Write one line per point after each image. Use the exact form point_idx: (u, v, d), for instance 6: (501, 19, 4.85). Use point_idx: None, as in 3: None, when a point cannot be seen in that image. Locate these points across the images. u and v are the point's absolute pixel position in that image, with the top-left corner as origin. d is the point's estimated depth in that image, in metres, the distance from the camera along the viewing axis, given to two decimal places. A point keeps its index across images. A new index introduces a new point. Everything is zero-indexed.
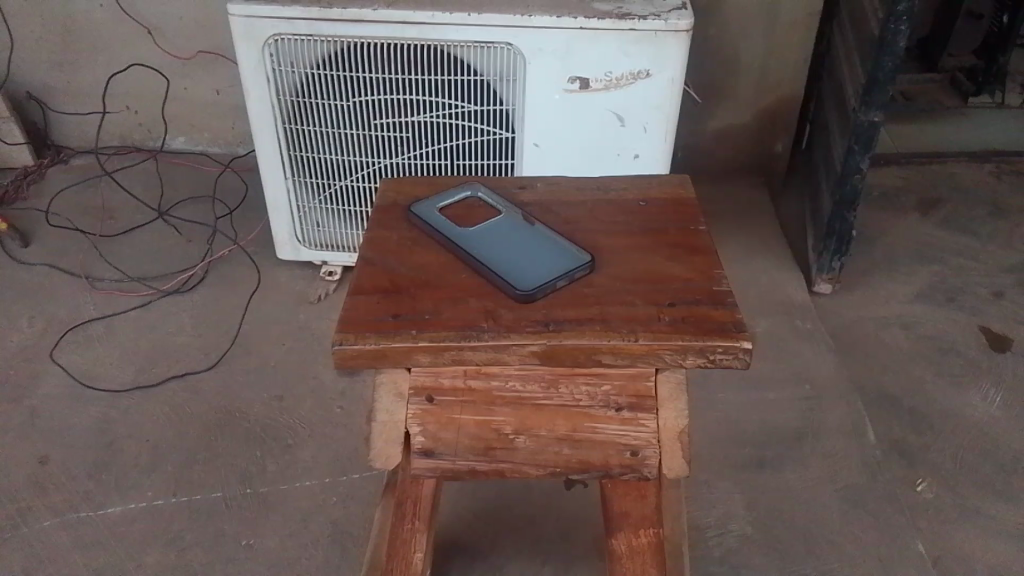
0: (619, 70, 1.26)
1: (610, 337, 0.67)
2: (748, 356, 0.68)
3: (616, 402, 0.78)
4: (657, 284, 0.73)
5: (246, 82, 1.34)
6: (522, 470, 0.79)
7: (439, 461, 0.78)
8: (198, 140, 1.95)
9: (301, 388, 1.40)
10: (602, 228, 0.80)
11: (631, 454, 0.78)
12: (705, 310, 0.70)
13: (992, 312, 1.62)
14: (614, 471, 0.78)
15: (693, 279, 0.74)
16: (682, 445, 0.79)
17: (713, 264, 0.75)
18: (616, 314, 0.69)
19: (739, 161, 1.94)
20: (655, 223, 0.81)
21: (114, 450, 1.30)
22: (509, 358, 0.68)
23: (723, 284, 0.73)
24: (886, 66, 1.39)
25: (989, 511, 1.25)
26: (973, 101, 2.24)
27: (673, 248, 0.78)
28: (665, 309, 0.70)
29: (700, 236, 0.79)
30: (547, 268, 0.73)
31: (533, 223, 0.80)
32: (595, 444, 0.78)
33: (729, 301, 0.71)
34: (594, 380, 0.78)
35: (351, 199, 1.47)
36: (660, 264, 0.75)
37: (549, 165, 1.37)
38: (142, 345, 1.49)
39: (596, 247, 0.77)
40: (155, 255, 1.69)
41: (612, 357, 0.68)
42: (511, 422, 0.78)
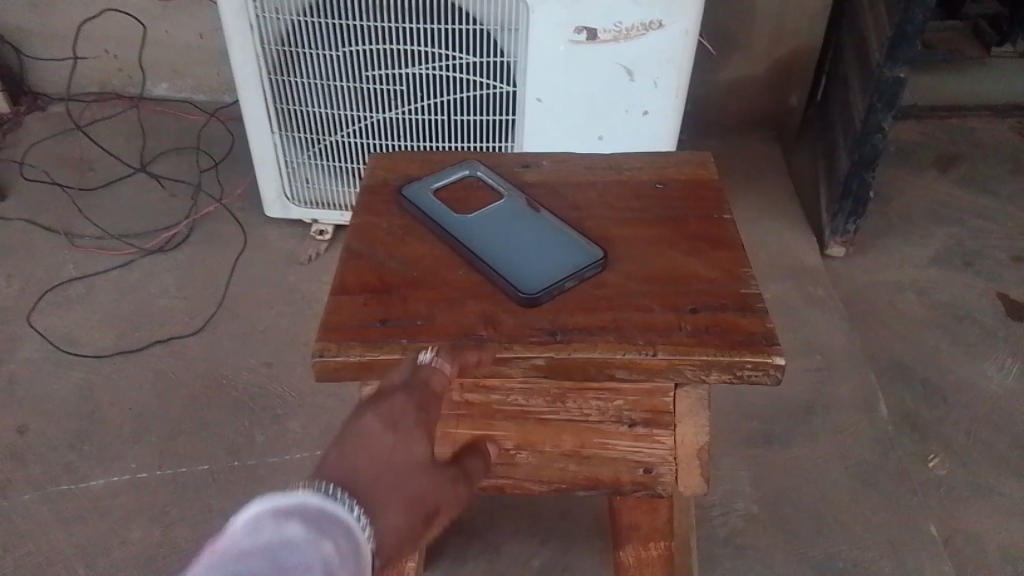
0: (630, 20, 1.16)
1: (625, 350, 0.62)
2: (779, 372, 0.63)
3: (629, 418, 0.77)
4: (677, 284, 0.68)
5: (228, 29, 1.24)
6: (523, 486, 0.79)
7: None
8: (181, 87, 1.86)
9: (289, 354, 1.34)
10: (616, 215, 0.76)
11: (644, 472, 0.77)
12: (731, 317, 0.65)
13: (1010, 277, 1.56)
14: (624, 488, 0.77)
15: (717, 279, 0.69)
16: (700, 462, 0.77)
17: (739, 261, 0.71)
18: (631, 322, 0.65)
19: (750, 114, 1.85)
20: (673, 211, 0.77)
21: (96, 419, 1.25)
22: (511, 369, 0.64)
23: (751, 285, 0.68)
24: (916, 18, 1.29)
25: (1003, 489, 1.21)
26: (995, 51, 2.11)
27: (696, 239, 0.73)
28: (687, 315, 0.65)
29: (726, 226, 0.75)
30: (554, 267, 0.69)
31: (541, 212, 0.75)
32: (605, 460, 0.78)
33: (758, 306, 0.66)
34: (605, 395, 0.78)
35: (342, 155, 1.39)
36: (680, 259, 0.71)
37: (551, 122, 1.28)
38: (124, 308, 1.42)
39: (608, 238, 0.73)
40: (137, 211, 1.61)
41: (625, 372, 0.64)
42: (512, 437, 0.78)
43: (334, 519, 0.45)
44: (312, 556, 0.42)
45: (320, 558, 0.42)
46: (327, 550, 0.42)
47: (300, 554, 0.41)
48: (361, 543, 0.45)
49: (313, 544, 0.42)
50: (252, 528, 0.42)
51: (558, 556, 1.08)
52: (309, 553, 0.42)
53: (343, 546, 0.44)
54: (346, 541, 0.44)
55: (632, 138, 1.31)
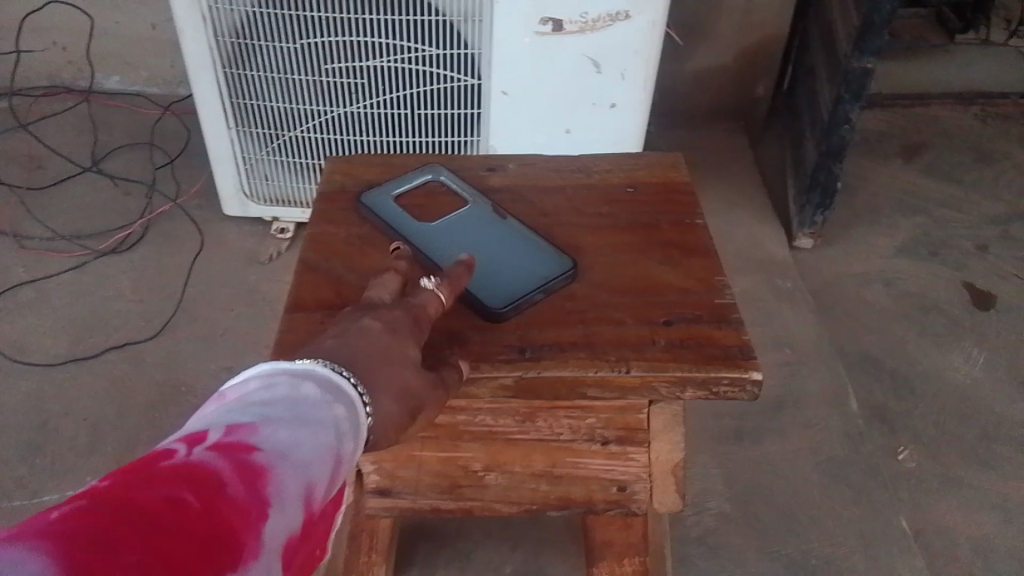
0: (596, 11, 1.14)
1: (597, 368, 0.64)
2: (755, 388, 0.65)
3: (602, 436, 0.79)
4: (649, 295, 0.70)
5: (179, 22, 1.19)
6: (491, 507, 0.82)
7: (397, 500, 0.82)
8: (134, 80, 1.79)
9: (250, 358, 1.30)
10: (584, 223, 0.77)
11: (618, 490, 0.81)
12: (706, 330, 0.67)
13: (975, 266, 1.56)
14: (598, 506, 0.81)
15: (692, 289, 0.71)
16: (675, 479, 0.80)
17: (712, 269, 0.73)
18: (603, 337, 0.66)
19: (717, 104, 1.84)
20: (646, 217, 0.78)
21: (48, 430, 1.20)
22: (480, 389, 0.65)
23: (725, 297, 0.70)
24: (884, 8, 1.28)
25: (972, 481, 1.21)
26: (958, 39, 2.14)
27: (667, 247, 0.75)
28: (660, 329, 0.67)
29: (697, 232, 0.77)
30: (521, 279, 0.70)
31: (507, 219, 0.77)
32: (576, 479, 0.81)
33: (733, 319, 0.68)
34: (577, 413, 0.78)
35: (302, 151, 1.34)
36: (653, 270, 0.73)
37: (518, 117, 1.25)
38: (76, 313, 1.37)
39: (577, 247, 0.75)
40: (89, 210, 1.55)
41: (599, 390, 0.66)
42: (480, 459, 0.80)
43: (340, 387, 0.48)
44: (327, 413, 0.45)
45: (333, 417, 0.45)
46: (338, 410, 0.46)
47: (318, 410, 0.45)
48: (362, 413, 0.49)
49: (328, 404, 0.46)
50: (270, 384, 0.45)
51: (529, 560, 1.06)
52: (327, 409, 0.45)
53: (350, 413, 0.47)
54: (352, 409, 0.48)
55: (599, 131, 1.28)
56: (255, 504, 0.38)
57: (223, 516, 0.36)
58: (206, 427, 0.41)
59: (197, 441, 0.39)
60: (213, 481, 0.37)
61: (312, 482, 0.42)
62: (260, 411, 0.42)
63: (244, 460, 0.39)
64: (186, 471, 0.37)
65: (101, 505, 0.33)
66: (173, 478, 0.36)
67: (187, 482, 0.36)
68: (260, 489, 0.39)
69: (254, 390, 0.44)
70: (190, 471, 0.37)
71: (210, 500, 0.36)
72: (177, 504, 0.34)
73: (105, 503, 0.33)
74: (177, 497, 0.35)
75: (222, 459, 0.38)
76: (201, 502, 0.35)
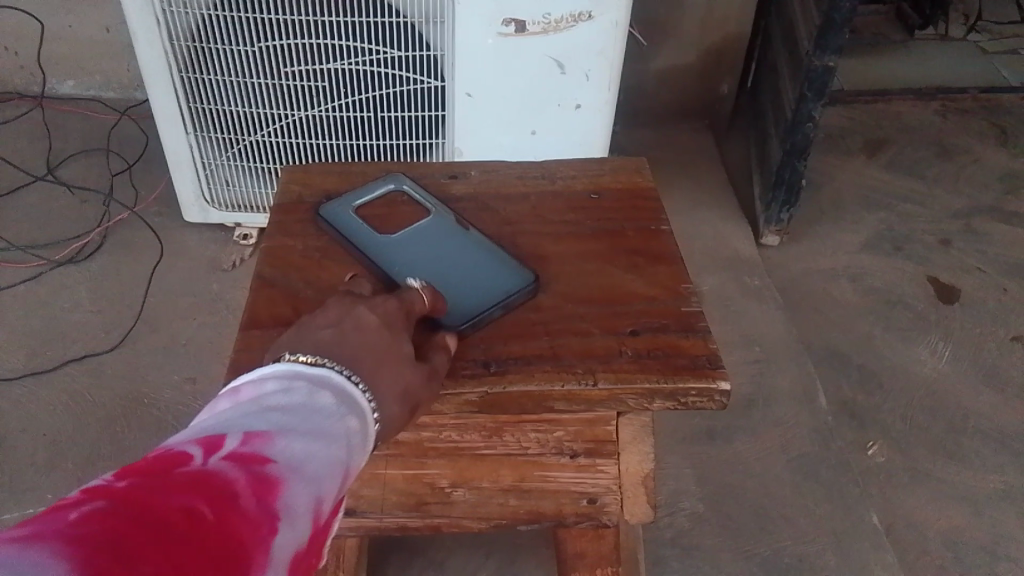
0: (559, 12, 1.13)
1: (563, 382, 0.63)
2: (723, 398, 0.66)
3: (570, 449, 0.80)
4: (616, 304, 0.69)
5: (133, 25, 1.16)
6: (460, 524, 0.79)
7: (362, 520, 0.78)
8: (89, 84, 1.75)
9: (214, 368, 1.28)
10: (550, 230, 0.77)
11: (588, 503, 0.79)
12: (673, 339, 0.67)
13: (939, 260, 1.58)
14: (568, 520, 0.79)
15: (658, 296, 0.71)
16: (645, 489, 0.81)
17: (677, 276, 0.73)
18: (569, 349, 0.65)
19: (683, 102, 1.84)
20: (611, 223, 0.78)
21: (5, 448, 1.16)
22: (446, 405, 0.64)
23: (690, 304, 0.70)
24: (844, 6, 1.29)
25: (939, 474, 1.22)
26: (918, 35, 2.20)
27: (633, 254, 0.75)
28: (627, 338, 0.67)
29: (661, 238, 0.77)
30: (479, 296, 0.69)
31: (471, 232, 0.75)
32: (546, 493, 0.79)
33: (699, 328, 0.68)
34: (545, 427, 0.81)
35: (264, 156, 1.32)
36: (620, 277, 0.72)
37: (482, 118, 1.24)
38: (33, 325, 1.33)
39: (543, 255, 0.74)
40: (44, 219, 1.51)
41: (566, 403, 0.65)
42: (447, 475, 0.80)
43: (352, 398, 0.47)
44: (339, 425, 0.44)
45: (345, 430, 0.44)
46: (350, 423, 0.45)
47: (331, 421, 0.43)
48: (371, 428, 0.47)
49: (340, 416, 0.44)
50: (285, 391, 0.44)
51: (503, 568, 1.05)
52: (337, 422, 0.44)
53: (360, 426, 0.46)
54: (361, 422, 0.46)
55: (565, 134, 1.28)
56: (268, 517, 0.36)
57: (238, 528, 0.34)
58: (222, 432, 0.39)
59: (214, 448, 0.37)
60: (228, 491, 0.35)
61: (323, 496, 0.40)
62: (275, 419, 0.41)
63: (259, 470, 0.38)
64: (203, 479, 0.35)
65: (120, 510, 0.31)
66: (190, 486, 0.34)
67: (203, 489, 0.34)
68: (273, 503, 0.37)
69: (270, 396, 0.43)
70: (207, 479, 0.35)
71: (225, 510, 0.34)
72: (194, 513, 0.32)
73: (123, 508, 0.31)
74: (193, 506, 0.33)
75: (237, 468, 0.37)
76: (216, 512, 0.33)
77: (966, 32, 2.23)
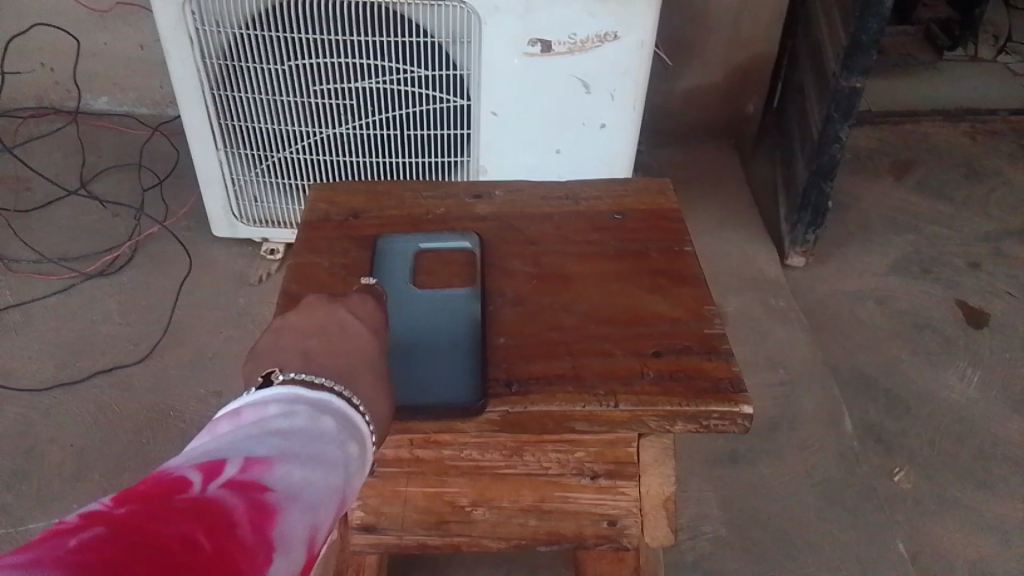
0: (584, 32, 1.13)
1: (584, 403, 0.63)
2: (746, 421, 0.65)
3: (591, 470, 0.79)
4: (639, 326, 0.70)
5: (167, 43, 1.19)
6: (479, 544, 0.80)
7: (383, 536, 0.80)
8: (122, 100, 1.79)
9: (239, 382, 1.29)
10: (574, 250, 0.77)
11: (608, 524, 0.79)
12: (696, 361, 0.67)
13: (967, 284, 1.56)
14: (590, 542, 0.79)
15: (680, 318, 0.71)
16: (667, 514, 0.79)
17: (701, 298, 0.73)
18: (591, 370, 0.66)
19: (708, 122, 1.84)
20: (635, 244, 0.78)
21: (33, 458, 1.18)
22: (466, 424, 0.64)
23: (714, 326, 0.70)
24: (871, 28, 1.28)
25: (968, 501, 1.20)
26: (947, 56, 2.18)
27: (657, 275, 0.75)
28: (650, 360, 0.67)
29: (685, 260, 0.76)
30: (434, 389, 0.64)
31: (475, 327, 0.69)
32: (567, 514, 0.79)
33: (723, 350, 0.68)
34: (565, 447, 0.79)
35: (292, 172, 1.33)
36: (644, 299, 0.72)
37: (507, 137, 1.25)
38: (63, 337, 1.36)
39: (565, 275, 0.74)
40: (76, 232, 1.54)
41: (587, 423, 0.65)
42: (467, 494, 0.80)
43: (353, 423, 0.46)
44: (339, 452, 0.43)
45: (345, 456, 0.44)
46: (350, 449, 0.44)
47: (331, 447, 0.43)
48: (370, 452, 0.47)
49: (341, 442, 0.44)
50: (287, 415, 0.43)
51: None
52: (337, 449, 0.43)
53: (360, 453, 0.45)
54: (361, 449, 0.46)
55: (589, 153, 1.28)
56: (265, 547, 0.36)
57: (236, 558, 0.33)
58: (221, 457, 0.38)
59: (213, 475, 0.37)
60: (227, 520, 0.35)
61: (321, 524, 0.40)
62: (275, 444, 0.41)
63: (258, 497, 0.37)
64: (202, 507, 0.34)
65: (119, 539, 0.30)
66: (189, 515, 0.33)
67: (202, 517, 0.33)
68: (271, 532, 0.36)
69: (272, 420, 0.42)
70: (206, 507, 0.34)
71: (224, 539, 0.33)
72: (192, 543, 0.32)
73: (122, 537, 0.30)
74: (191, 536, 0.32)
75: (237, 495, 0.36)
76: (215, 541, 0.33)
77: (996, 53, 2.21)
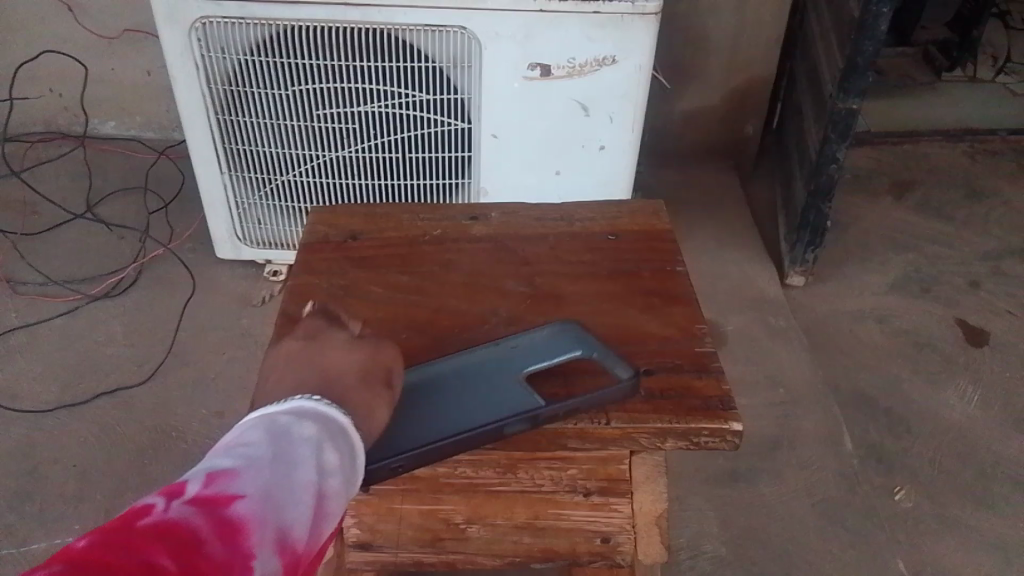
0: (583, 56, 1.15)
1: (576, 420, 0.64)
2: (736, 438, 0.66)
3: (585, 487, 0.80)
4: (630, 346, 0.70)
5: (172, 70, 1.21)
6: (474, 560, 0.81)
7: (379, 553, 0.81)
8: (129, 125, 1.81)
9: (242, 403, 1.30)
10: (568, 270, 0.78)
11: (602, 541, 0.80)
12: (686, 380, 0.68)
13: (967, 303, 1.57)
14: (582, 558, 0.80)
15: (672, 337, 0.72)
16: (660, 530, 0.79)
17: (692, 317, 0.74)
18: (583, 389, 0.67)
19: (708, 144, 1.85)
20: (627, 264, 0.79)
21: (37, 479, 1.19)
22: None
23: (704, 344, 0.71)
24: (866, 51, 1.30)
25: (971, 520, 1.20)
26: (946, 77, 2.20)
27: (650, 295, 0.76)
28: (641, 378, 0.68)
29: (676, 280, 0.77)
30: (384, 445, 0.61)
31: (488, 427, 0.61)
32: (560, 531, 0.80)
33: (713, 368, 0.69)
34: (559, 464, 0.80)
35: (295, 195, 1.35)
36: (637, 318, 0.73)
37: (507, 159, 1.27)
38: (68, 358, 1.37)
39: (559, 295, 0.75)
40: (82, 255, 1.56)
41: (579, 441, 0.66)
42: (462, 511, 0.80)
43: (326, 419, 0.48)
44: (308, 452, 0.45)
45: (316, 455, 0.45)
46: (323, 444, 0.46)
47: (298, 447, 0.45)
48: (348, 445, 0.48)
49: (311, 438, 0.46)
50: (250, 429, 0.45)
51: None
52: (307, 447, 0.45)
53: (337, 446, 0.47)
54: (341, 442, 0.48)
55: (588, 174, 1.29)
56: (237, 556, 0.37)
57: (206, 573, 0.35)
58: (184, 480, 0.40)
59: (177, 494, 0.38)
60: (193, 537, 0.36)
61: (296, 524, 0.42)
62: (239, 457, 0.43)
63: (225, 511, 0.39)
64: (166, 527, 0.36)
65: (77, 572, 0.31)
66: (153, 537, 0.35)
67: (167, 538, 0.35)
68: (242, 541, 0.38)
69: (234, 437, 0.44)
70: (171, 526, 0.36)
71: (191, 557, 0.35)
72: (157, 563, 0.33)
73: (82, 567, 0.32)
74: (156, 560, 0.34)
75: (202, 511, 0.38)
76: (181, 559, 0.34)
77: (995, 74, 2.22)
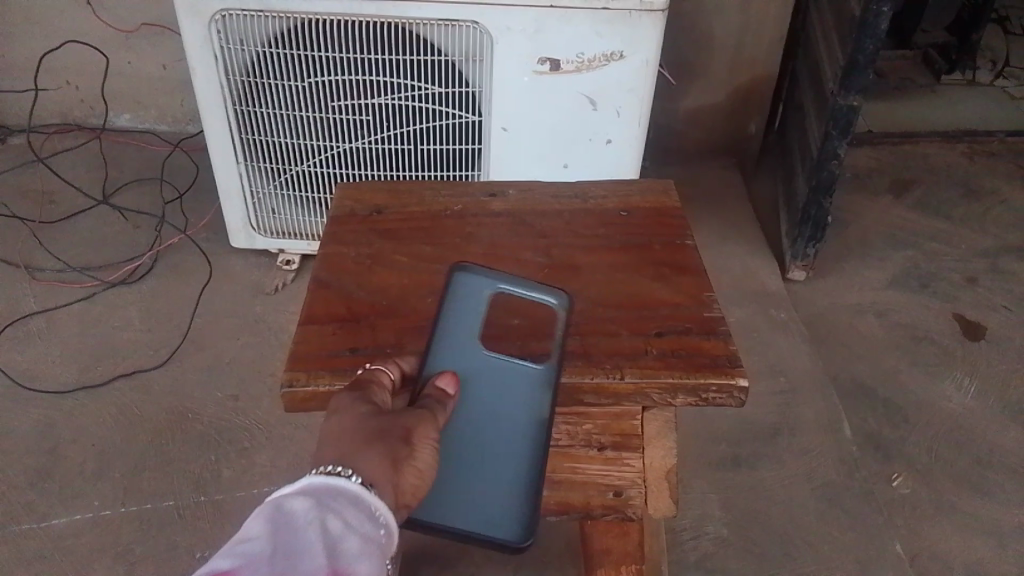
0: (592, 51, 1.19)
1: (593, 374, 0.69)
2: (742, 394, 0.70)
3: (598, 442, 0.83)
4: (643, 310, 0.75)
5: (192, 60, 1.24)
6: None
7: None
8: (144, 117, 1.85)
9: (257, 387, 1.34)
10: (584, 242, 0.82)
11: (614, 495, 0.83)
12: (695, 341, 0.72)
13: (965, 298, 1.60)
14: (595, 511, 0.83)
15: (681, 303, 0.75)
16: (668, 484, 0.84)
17: (701, 286, 0.77)
18: (598, 347, 0.71)
19: (711, 141, 1.89)
20: (640, 237, 0.83)
21: (57, 457, 1.22)
22: None
23: (712, 310, 0.75)
24: (867, 49, 1.34)
25: (965, 506, 1.23)
26: (945, 79, 2.24)
27: (660, 266, 0.79)
28: (652, 340, 0.72)
29: (686, 252, 0.81)
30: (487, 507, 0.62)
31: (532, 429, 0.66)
32: (575, 484, 0.83)
33: (719, 331, 0.73)
34: (574, 419, 0.83)
35: (309, 185, 1.38)
36: (648, 287, 0.77)
37: (517, 151, 1.30)
38: (85, 342, 1.40)
39: (576, 265, 0.79)
40: (99, 242, 1.59)
41: (595, 396, 0.70)
42: None
43: (335, 495, 0.49)
44: (314, 534, 0.46)
45: (323, 535, 0.46)
46: (331, 521, 0.47)
47: (304, 531, 0.46)
48: (363, 517, 0.49)
49: (315, 518, 0.47)
50: (259, 521, 0.47)
51: None
52: (312, 529, 0.46)
53: (350, 520, 0.48)
54: (354, 515, 0.49)
55: (596, 166, 1.33)
56: None
57: None
58: None
59: None
60: None
61: None
62: (240, 555, 0.44)
63: None
64: None
65: None
66: None
67: None
68: None
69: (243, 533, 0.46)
70: None
71: None
72: None
73: None
74: None
75: None
76: None
77: (994, 78, 2.26)
